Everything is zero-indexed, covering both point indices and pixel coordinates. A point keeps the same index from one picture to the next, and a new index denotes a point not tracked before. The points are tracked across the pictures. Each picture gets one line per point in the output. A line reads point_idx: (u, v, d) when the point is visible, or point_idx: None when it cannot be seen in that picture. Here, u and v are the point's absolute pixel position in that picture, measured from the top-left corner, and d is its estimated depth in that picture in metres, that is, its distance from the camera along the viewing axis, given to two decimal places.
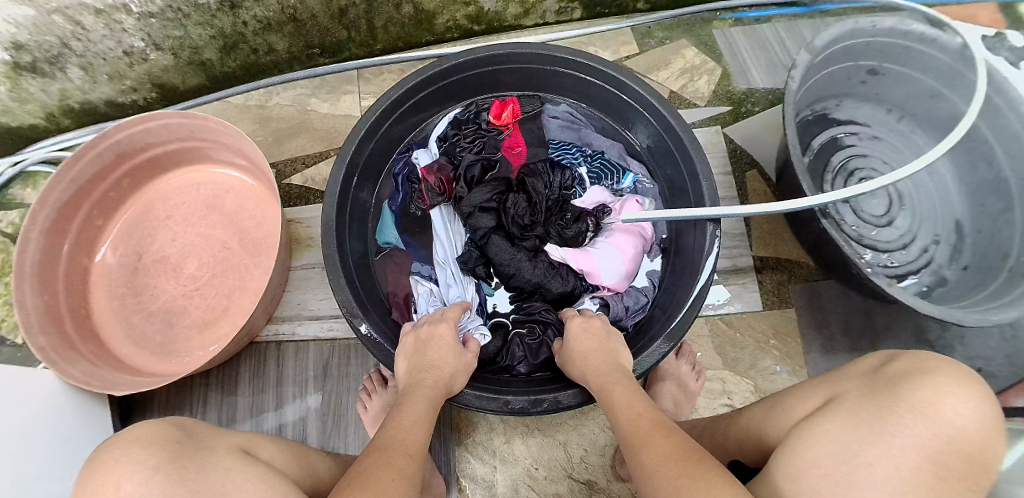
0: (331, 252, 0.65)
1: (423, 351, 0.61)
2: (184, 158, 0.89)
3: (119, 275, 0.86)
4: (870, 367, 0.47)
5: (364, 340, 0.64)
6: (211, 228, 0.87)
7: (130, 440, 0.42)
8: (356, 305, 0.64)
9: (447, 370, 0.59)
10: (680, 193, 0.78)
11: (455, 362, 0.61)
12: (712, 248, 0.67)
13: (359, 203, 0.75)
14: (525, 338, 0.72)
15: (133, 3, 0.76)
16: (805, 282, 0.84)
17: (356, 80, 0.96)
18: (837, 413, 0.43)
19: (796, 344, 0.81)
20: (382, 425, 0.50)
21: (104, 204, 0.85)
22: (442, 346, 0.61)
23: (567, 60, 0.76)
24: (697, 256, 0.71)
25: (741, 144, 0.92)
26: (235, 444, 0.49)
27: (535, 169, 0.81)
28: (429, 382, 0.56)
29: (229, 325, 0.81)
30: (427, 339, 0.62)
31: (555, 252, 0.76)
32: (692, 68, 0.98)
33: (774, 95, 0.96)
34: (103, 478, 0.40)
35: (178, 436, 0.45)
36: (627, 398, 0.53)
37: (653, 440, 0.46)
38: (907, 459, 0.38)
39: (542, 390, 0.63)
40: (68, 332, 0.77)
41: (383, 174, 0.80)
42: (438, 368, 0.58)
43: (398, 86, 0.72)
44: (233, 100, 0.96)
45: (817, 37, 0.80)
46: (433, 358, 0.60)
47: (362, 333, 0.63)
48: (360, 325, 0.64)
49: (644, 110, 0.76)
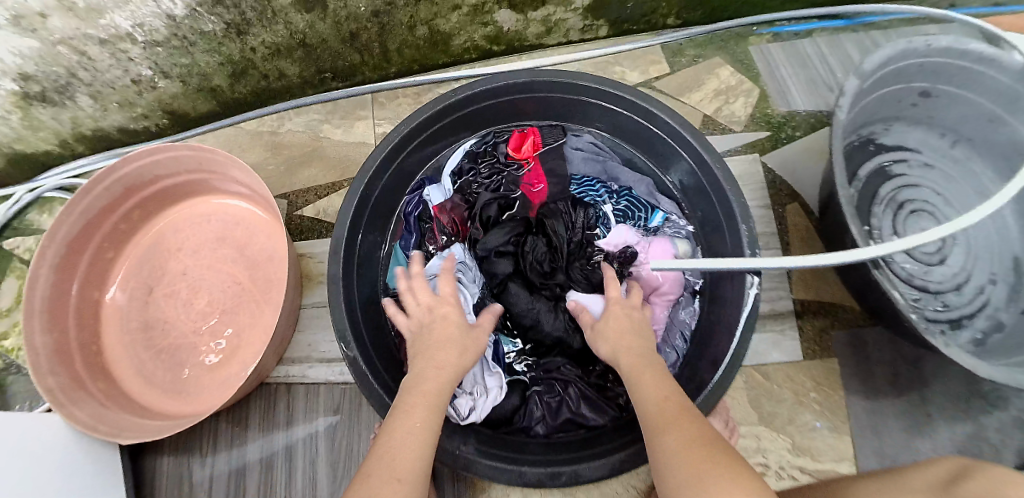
0: (338, 298, 0.61)
1: (429, 331, 0.59)
2: (195, 189, 0.86)
3: (128, 311, 0.84)
4: (943, 480, 0.41)
5: (350, 364, 0.60)
6: (222, 261, 0.84)
7: None
8: (365, 364, 0.61)
9: (454, 352, 0.57)
10: (713, 234, 0.72)
11: (462, 338, 0.59)
12: (752, 305, 0.61)
13: (368, 243, 0.72)
14: (543, 395, 0.68)
15: (138, 32, 0.74)
16: (848, 329, 0.77)
17: (370, 104, 0.92)
18: None
19: (838, 397, 0.75)
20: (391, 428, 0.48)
21: (114, 236, 0.83)
22: (446, 326, 0.60)
23: (592, 88, 0.70)
24: (734, 309, 0.65)
25: (780, 173, 0.85)
26: None
27: (555, 209, 0.77)
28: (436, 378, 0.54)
29: (240, 364, 0.79)
30: (431, 322, 0.61)
31: (573, 300, 0.70)
32: (726, 89, 0.91)
33: (817, 118, 0.88)
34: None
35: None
36: (656, 383, 0.54)
37: (678, 424, 0.47)
38: None
39: (560, 460, 0.58)
40: (77, 371, 0.75)
41: (394, 216, 0.78)
42: (442, 350, 0.57)
43: (408, 120, 0.67)
44: (246, 126, 0.94)
45: (866, 59, 0.72)
46: (437, 340, 0.58)
47: (349, 357, 0.59)
48: (349, 349, 0.60)
49: (674, 142, 0.70)
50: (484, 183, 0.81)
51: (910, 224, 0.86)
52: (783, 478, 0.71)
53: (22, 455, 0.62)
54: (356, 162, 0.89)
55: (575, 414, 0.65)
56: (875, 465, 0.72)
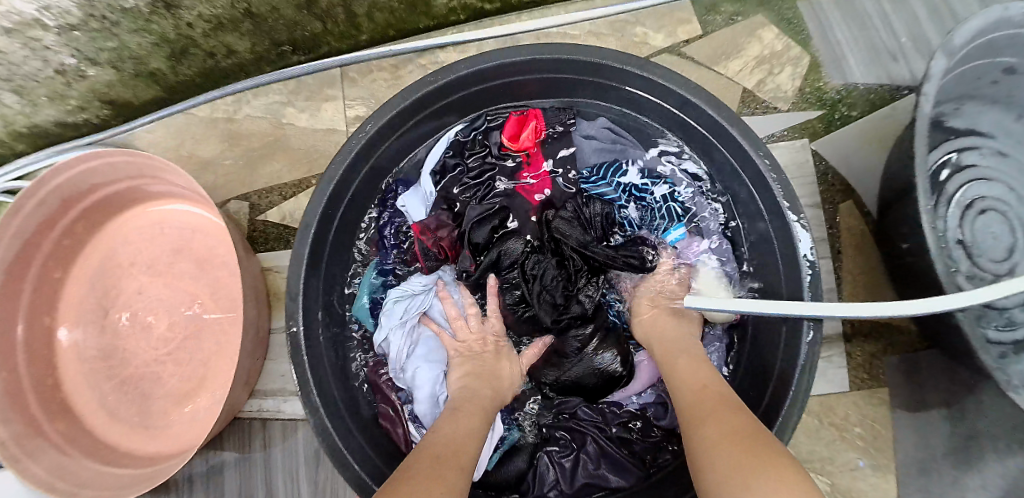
0: (301, 353, 0.52)
1: (479, 359, 0.62)
2: (141, 196, 0.75)
3: (86, 342, 0.75)
4: None
5: (292, 341, 0.52)
6: (180, 278, 0.73)
7: None
8: (311, 371, 0.53)
9: (504, 382, 0.61)
10: (762, 250, 0.61)
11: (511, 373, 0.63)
12: (807, 364, 0.50)
13: (338, 263, 0.61)
14: (557, 456, 0.63)
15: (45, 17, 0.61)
16: (903, 353, 0.66)
17: (339, 82, 0.76)
18: None
19: (885, 431, 0.66)
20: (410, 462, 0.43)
21: (58, 254, 0.73)
22: (496, 358, 0.63)
23: (612, 69, 0.56)
24: (784, 363, 0.54)
25: (833, 163, 0.71)
26: None
27: (563, 209, 0.67)
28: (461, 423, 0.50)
29: (209, 396, 0.71)
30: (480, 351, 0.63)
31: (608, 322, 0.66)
32: (771, 56, 0.74)
33: (879, 93, 0.72)
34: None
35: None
36: (696, 389, 0.49)
37: (720, 414, 0.43)
38: None
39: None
40: (33, 413, 0.69)
41: (364, 230, 0.65)
42: (481, 389, 0.57)
43: (375, 116, 0.54)
44: (197, 112, 0.77)
45: (957, 31, 0.56)
46: (490, 367, 0.61)
47: (291, 333, 0.53)
48: (293, 326, 0.53)
49: (716, 139, 0.57)
50: (472, 183, 0.68)
51: (981, 228, 0.73)
52: None
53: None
54: (326, 154, 0.76)
55: (594, 477, 0.60)
56: None
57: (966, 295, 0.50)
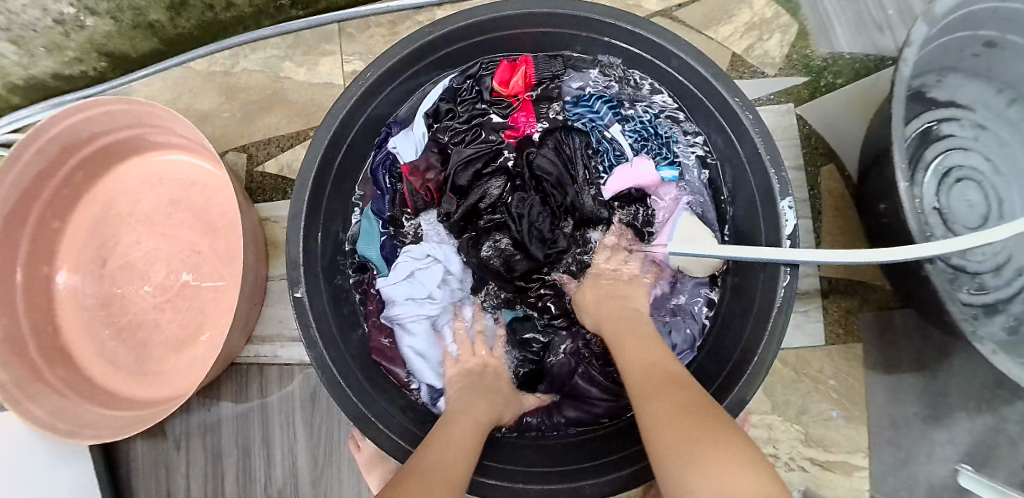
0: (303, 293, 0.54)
1: (480, 379, 0.61)
2: (142, 146, 0.75)
3: (84, 295, 0.76)
4: None
5: (297, 307, 0.54)
6: (178, 228, 0.74)
7: None
8: (312, 310, 0.54)
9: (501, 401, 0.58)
10: (744, 201, 0.63)
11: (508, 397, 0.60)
12: (783, 307, 0.53)
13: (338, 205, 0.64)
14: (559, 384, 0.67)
15: None
16: (878, 310, 0.69)
17: (337, 38, 0.77)
18: None
19: (859, 385, 0.68)
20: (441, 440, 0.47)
21: (57, 203, 0.74)
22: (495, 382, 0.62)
23: (604, 25, 0.58)
24: (760, 311, 0.57)
25: (818, 128, 0.74)
26: None
27: (545, 141, 0.68)
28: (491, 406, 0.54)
29: (205, 344, 0.72)
30: (480, 374, 0.62)
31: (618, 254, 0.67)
32: (760, 22, 0.76)
33: (864, 63, 0.75)
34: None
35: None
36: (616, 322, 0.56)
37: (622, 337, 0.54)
38: None
39: (555, 477, 0.54)
40: (32, 357, 0.70)
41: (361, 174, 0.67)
42: (466, 414, 0.52)
43: (376, 64, 0.56)
44: (195, 66, 0.78)
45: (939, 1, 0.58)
46: (484, 388, 0.59)
47: (297, 298, 0.54)
48: (297, 291, 0.54)
49: (703, 95, 0.59)
50: (460, 128, 0.70)
51: (957, 197, 0.75)
52: (791, 470, 0.68)
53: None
54: (324, 108, 0.76)
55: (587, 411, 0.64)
56: (890, 456, 0.68)
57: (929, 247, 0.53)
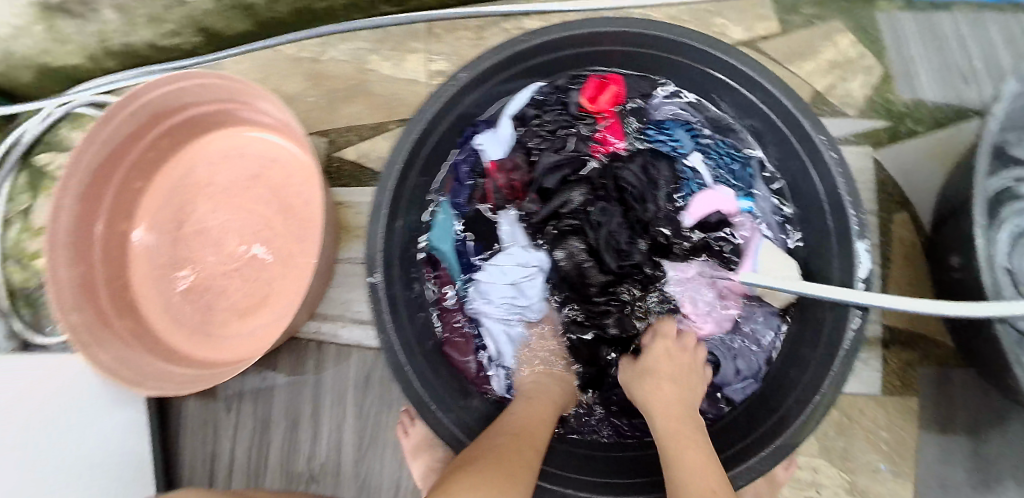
0: (376, 280, 0.56)
1: (546, 375, 0.66)
2: (228, 120, 0.77)
3: (158, 251, 0.80)
4: None
5: (370, 291, 0.55)
6: (254, 203, 0.77)
7: None
8: (385, 297, 0.56)
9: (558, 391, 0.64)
10: (815, 237, 0.63)
11: (564, 389, 0.65)
12: (850, 349, 0.53)
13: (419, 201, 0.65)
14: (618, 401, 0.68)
15: None
16: (938, 366, 0.67)
17: (424, 36, 0.79)
18: None
19: (910, 439, 0.67)
20: (491, 456, 0.45)
21: (141, 166, 0.77)
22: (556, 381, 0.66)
23: (695, 50, 0.58)
24: (825, 349, 0.57)
25: (894, 174, 0.73)
26: None
27: (629, 158, 0.72)
28: (541, 435, 0.52)
29: (269, 315, 0.75)
30: (549, 373, 0.67)
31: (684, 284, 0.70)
32: (844, 62, 0.76)
33: (947, 113, 0.74)
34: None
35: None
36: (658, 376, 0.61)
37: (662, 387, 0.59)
38: None
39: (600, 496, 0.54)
40: (103, 307, 0.74)
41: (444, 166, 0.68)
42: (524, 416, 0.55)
43: (470, 66, 0.57)
44: (285, 50, 0.81)
45: None
46: (541, 386, 0.63)
47: (371, 283, 0.55)
48: (373, 276, 0.56)
49: (788, 129, 0.59)
50: (547, 136, 0.73)
51: None
52: None
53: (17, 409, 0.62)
54: (406, 103, 0.79)
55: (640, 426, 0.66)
56: None
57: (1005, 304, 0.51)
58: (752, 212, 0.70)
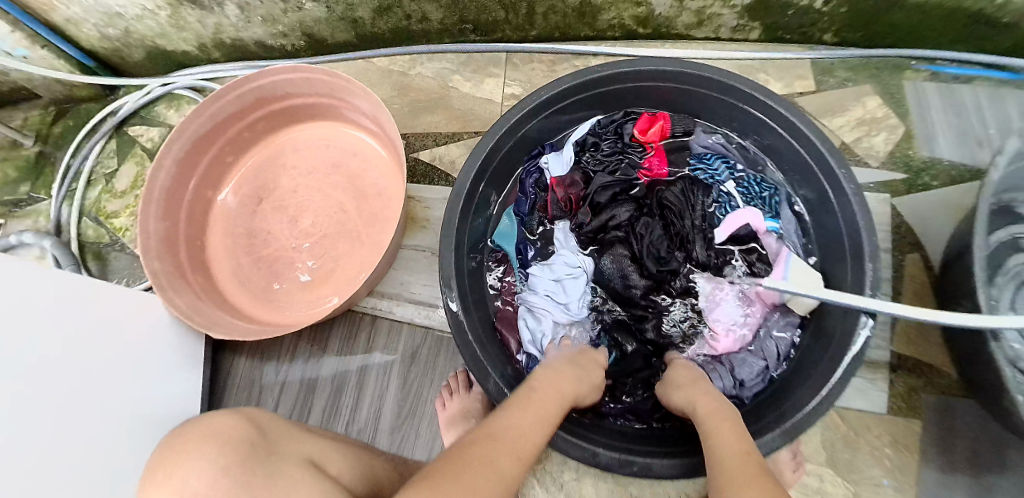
0: (448, 250, 0.65)
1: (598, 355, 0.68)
2: (320, 113, 0.88)
3: (237, 214, 0.88)
4: None
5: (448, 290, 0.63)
6: (333, 188, 0.87)
7: (205, 431, 0.45)
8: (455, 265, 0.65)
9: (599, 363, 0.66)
10: (835, 257, 0.71)
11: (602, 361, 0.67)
12: (861, 346, 0.60)
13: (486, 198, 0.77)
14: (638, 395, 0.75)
15: None
16: (941, 394, 0.73)
17: (503, 64, 0.92)
18: None
19: (912, 458, 0.72)
20: (474, 454, 0.42)
21: (235, 143, 0.87)
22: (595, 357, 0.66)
23: (742, 92, 0.69)
24: (836, 348, 0.65)
25: (910, 220, 0.81)
26: (305, 454, 0.49)
27: (674, 184, 0.80)
28: (543, 423, 0.48)
29: (331, 288, 0.83)
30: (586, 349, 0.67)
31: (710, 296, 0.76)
32: (871, 120, 0.86)
33: (961, 171, 0.82)
34: (175, 473, 0.42)
35: (229, 459, 0.43)
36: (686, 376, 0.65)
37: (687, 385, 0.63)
38: None
39: (631, 448, 0.58)
40: (181, 258, 0.81)
41: (513, 178, 0.83)
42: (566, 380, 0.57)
43: (550, 86, 0.68)
44: (376, 61, 0.96)
45: None
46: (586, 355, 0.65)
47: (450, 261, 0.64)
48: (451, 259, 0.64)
49: (816, 165, 0.68)
50: (603, 160, 0.82)
51: None
52: None
53: (56, 347, 0.58)
54: (480, 118, 0.91)
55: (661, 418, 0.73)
56: None
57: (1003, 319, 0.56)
58: (778, 232, 0.78)
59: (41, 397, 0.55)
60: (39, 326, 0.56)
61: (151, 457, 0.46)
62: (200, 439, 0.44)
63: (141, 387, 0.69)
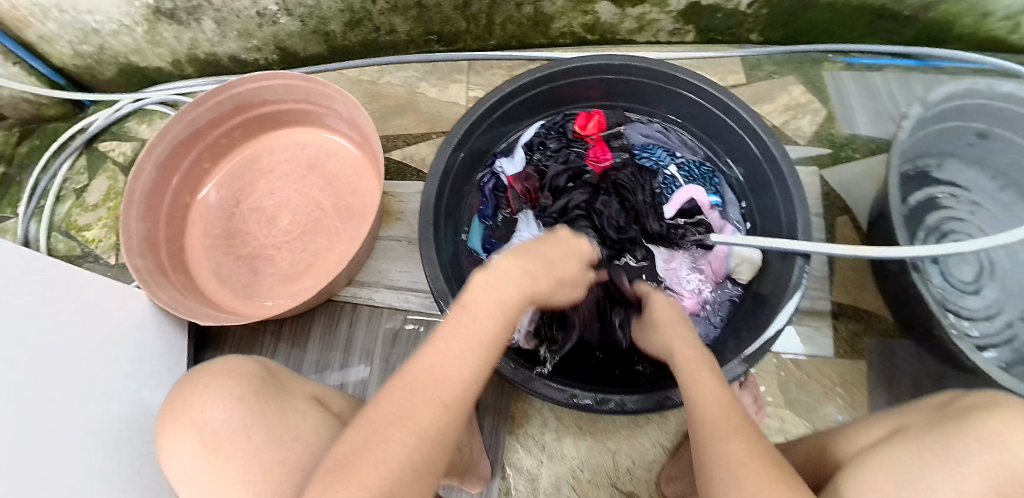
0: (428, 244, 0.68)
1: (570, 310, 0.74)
2: (295, 118, 0.93)
3: (216, 213, 0.91)
4: (939, 402, 0.50)
5: (427, 257, 0.68)
6: (309, 188, 0.91)
7: (217, 369, 0.56)
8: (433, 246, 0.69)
9: (572, 260, 0.56)
10: (772, 223, 0.79)
11: (571, 252, 0.56)
12: (796, 283, 0.68)
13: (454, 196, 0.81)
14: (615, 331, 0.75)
15: None
16: (881, 337, 0.81)
17: (466, 71, 0.99)
18: (904, 444, 0.46)
19: (861, 394, 0.79)
20: (383, 416, 0.38)
21: (214, 149, 0.91)
22: (561, 246, 0.56)
23: (680, 80, 0.78)
24: (774, 291, 0.74)
25: (836, 188, 0.91)
26: (310, 392, 0.61)
27: (623, 168, 0.87)
28: (483, 351, 0.41)
29: (311, 280, 0.85)
30: (550, 241, 0.56)
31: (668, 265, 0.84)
32: (796, 105, 0.98)
33: (878, 145, 0.94)
34: (194, 402, 0.52)
35: (241, 390, 0.53)
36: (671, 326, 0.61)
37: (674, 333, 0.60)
38: (973, 489, 0.40)
39: (607, 390, 0.66)
40: (162, 257, 0.83)
41: (475, 185, 0.88)
42: (537, 284, 0.47)
43: (511, 82, 0.75)
44: (347, 73, 1.01)
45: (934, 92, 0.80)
46: (552, 251, 0.54)
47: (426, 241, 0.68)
48: (428, 240, 0.69)
49: (749, 138, 0.77)
50: (552, 156, 0.88)
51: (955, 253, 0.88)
52: None
53: (48, 331, 0.60)
54: (447, 120, 0.96)
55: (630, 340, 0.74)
56: None
57: (890, 249, 0.68)
58: (719, 205, 0.87)
59: (30, 373, 0.56)
60: (37, 313, 0.59)
61: (170, 395, 0.57)
62: (218, 376, 0.54)
63: (122, 381, 0.71)
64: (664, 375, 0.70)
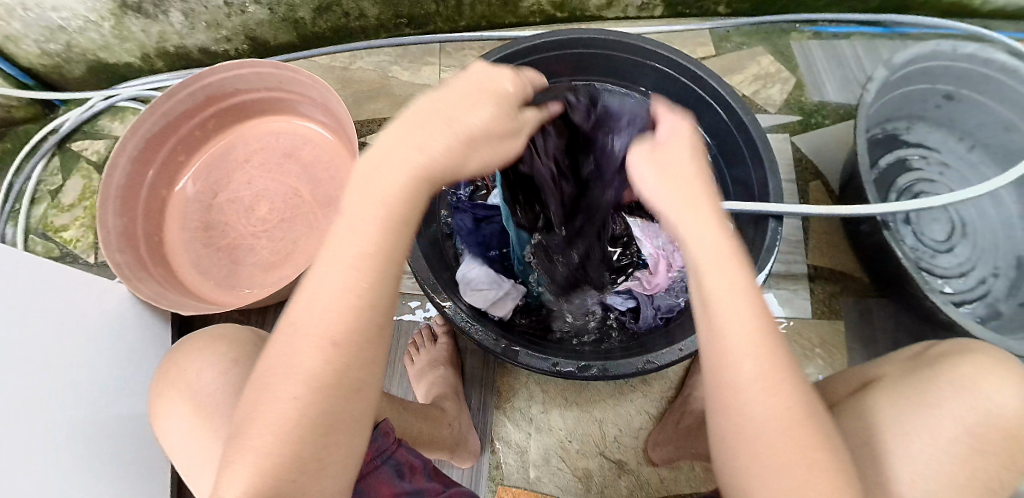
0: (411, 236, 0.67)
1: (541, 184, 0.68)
2: (268, 107, 0.93)
3: (193, 205, 0.90)
4: (910, 355, 0.51)
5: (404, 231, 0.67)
6: (286, 176, 0.91)
7: (206, 337, 0.56)
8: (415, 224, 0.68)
9: (483, 113, 0.40)
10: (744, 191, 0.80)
11: (480, 103, 0.40)
12: (770, 244, 0.69)
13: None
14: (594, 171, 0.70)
15: None
16: (856, 297, 0.83)
17: (437, 53, 1.00)
18: (877, 391, 0.47)
19: (839, 353, 0.81)
20: (271, 364, 0.34)
21: (188, 142, 0.90)
22: (462, 99, 0.40)
23: (649, 52, 0.78)
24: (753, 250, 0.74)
25: (808, 153, 0.93)
26: None
27: None
28: (362, 265, 0.34)
29: (292, 268, 0.85)
30: (445, 99, 0.40)
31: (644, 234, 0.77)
32: (766, 75, 0.99)
33: (847, 110, 0.95)
34: (187, 366, 0.53)
35: (234, 354, 0.54)
36: (688, 196, 0.42)
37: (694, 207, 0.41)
38: (944, 433, 0.42)
39: (589, 356, 0.66)
40: (141, 252, 0.82)
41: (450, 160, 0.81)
42: (435, 168, 0.37)
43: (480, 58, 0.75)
44: (318, 60, 1.01)
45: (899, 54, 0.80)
46: (445, 110, 0.39)
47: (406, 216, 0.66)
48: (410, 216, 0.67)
49: (718, 106, 0.78)
50: None
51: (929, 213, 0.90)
52: None
53: (33, 327, 0.60)
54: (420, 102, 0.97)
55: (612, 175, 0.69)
56: None
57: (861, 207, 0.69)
58: None
59: (12, 373, 0.55)
60: (23, 308, 0.59)
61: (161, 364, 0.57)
62: (209, 342, 0.54)
63: (111, 373, 0.71)
64: (647, 341, 0.70)
